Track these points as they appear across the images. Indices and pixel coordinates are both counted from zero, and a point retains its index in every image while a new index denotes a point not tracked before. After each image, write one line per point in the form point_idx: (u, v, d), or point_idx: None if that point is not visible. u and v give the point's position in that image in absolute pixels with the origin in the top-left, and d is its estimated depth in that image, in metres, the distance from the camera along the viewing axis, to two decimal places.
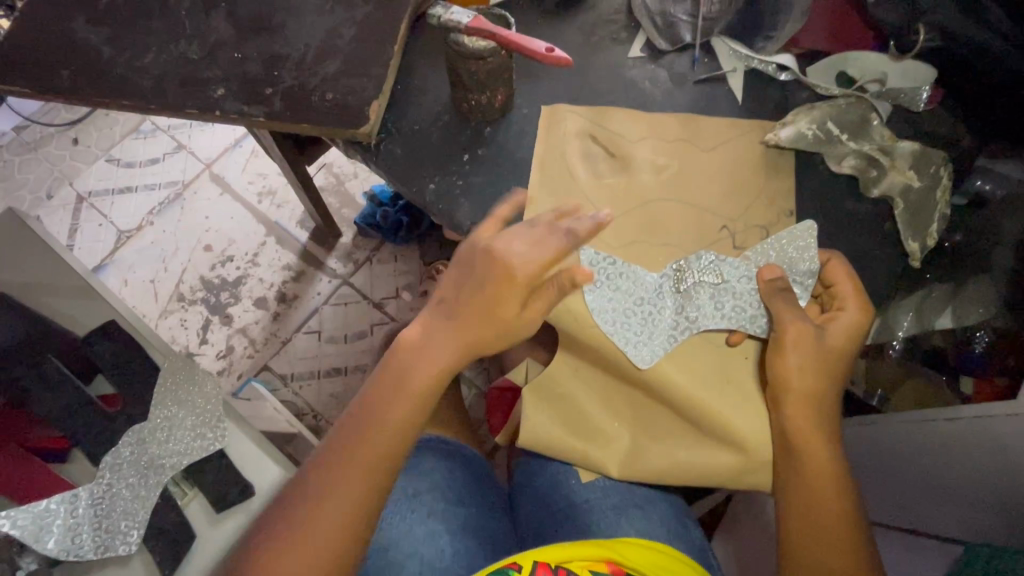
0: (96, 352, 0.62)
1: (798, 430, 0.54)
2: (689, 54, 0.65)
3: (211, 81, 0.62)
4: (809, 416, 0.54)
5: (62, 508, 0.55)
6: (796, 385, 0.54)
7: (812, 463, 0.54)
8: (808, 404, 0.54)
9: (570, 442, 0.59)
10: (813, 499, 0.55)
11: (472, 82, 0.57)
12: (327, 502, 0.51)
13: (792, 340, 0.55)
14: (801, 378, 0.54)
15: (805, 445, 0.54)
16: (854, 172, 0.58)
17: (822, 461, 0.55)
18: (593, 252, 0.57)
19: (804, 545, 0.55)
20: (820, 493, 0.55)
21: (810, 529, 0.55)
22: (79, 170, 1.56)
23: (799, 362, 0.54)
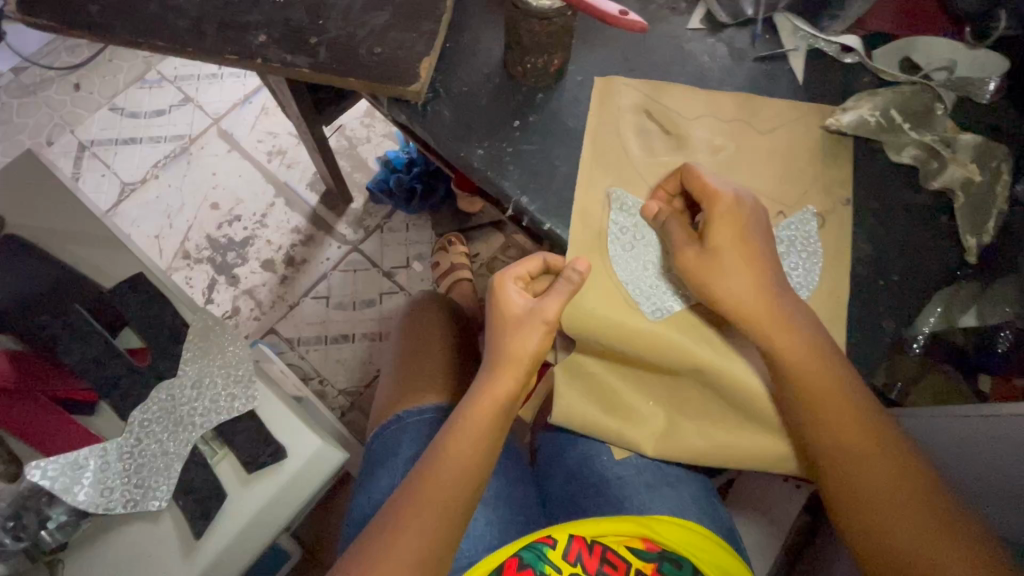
0: (126, 305, 0.61)
1: (783, 359, 0.51)
2: (751, 29, 0.63)
3: (251, 26, 0.58)
4: (792, 346, 0.51)
5: (93, 461, 0.55)
6: (764, 319, 0.52)
7: (810, 388, 0.51)
8: (783, 335, 0.51)
9: (602, 420, 0.59)
10: (831, 425, 0.50)
11: (531, 44, 0.55)
12: (409, 525, 0.50)
13: (728, 262, 0.52)
14: (766, 313, 0.52)
15: (800, 375, 0.51)
16: (914, 162, 0.57)
17: (827, 385, 0.51)
18: (626, 198, 0.57)
19: (838, 477, 0.50)
20: (835, 418, 0.50)
21: (841, 456, 0.50)
22: (82, 117, 1.50)
23: (759, 295, 0.52)
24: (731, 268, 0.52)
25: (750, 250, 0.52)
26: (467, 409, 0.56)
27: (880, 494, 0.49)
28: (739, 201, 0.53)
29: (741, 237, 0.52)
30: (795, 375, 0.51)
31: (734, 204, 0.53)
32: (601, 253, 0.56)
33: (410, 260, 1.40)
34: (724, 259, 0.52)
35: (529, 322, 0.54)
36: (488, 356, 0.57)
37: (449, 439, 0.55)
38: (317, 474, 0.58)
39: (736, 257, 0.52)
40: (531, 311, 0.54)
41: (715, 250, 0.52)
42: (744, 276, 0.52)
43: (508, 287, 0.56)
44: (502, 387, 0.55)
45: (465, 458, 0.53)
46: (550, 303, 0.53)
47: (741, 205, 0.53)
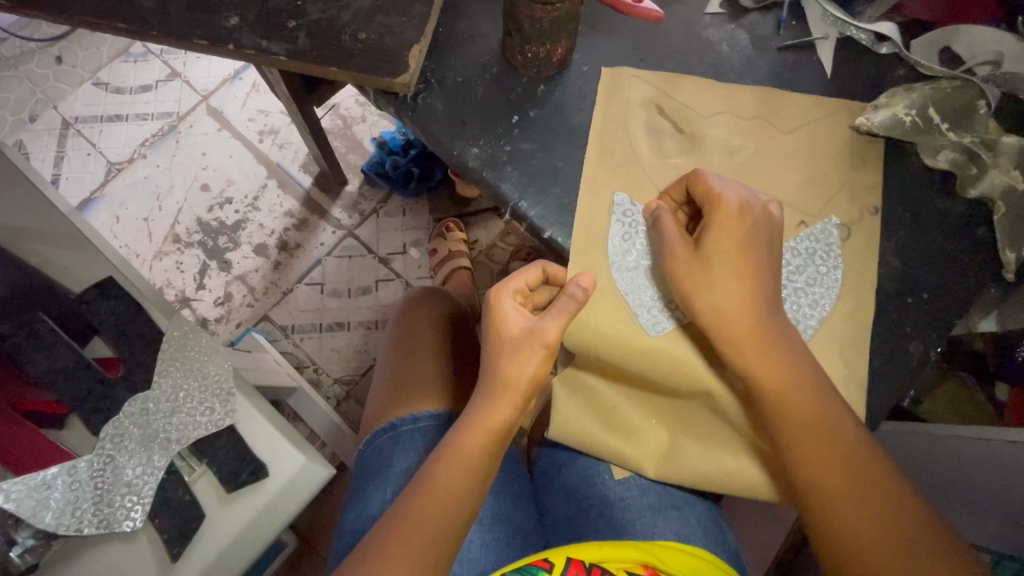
0: (95, 312, 0.57)
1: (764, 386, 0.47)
2: (776, 15, 0.57)
3: (224, 7, 0.53)
4: (778, 374, 0.47)
5: (61, 481, 0.51)
6: (753, 342, 0.47)
7: (791, 417, 0.47)
8: (767, 361, 0.47)
9: (602, 439, 0.55)
10: (810, 456, 0.46)
11: (532, 31, 0.49)
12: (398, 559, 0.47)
13: (718, 275, 0.47)
14: (757, 338, 0.47)
15: (781, 403, 0.47)
16: (950, 167, 0.51)
17: (807, 413, 0.47)
18: (627, 202, 0.52)
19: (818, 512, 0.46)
20: (815, 452, 0.46)
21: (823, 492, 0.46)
22: (64, 92, 1.43)
23: (749, 316, 0.47)
24: (720, 282, 0.47)
25: (738, 264, 0.47)
26: (460, 434, 0.52)
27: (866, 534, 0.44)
28: (745, 211, 0.47)
29: (731, 250, 0.47)
30: (778, 402, 0.47)
31: (727, 216, 0.47)
32: (606, 266, 0.51)
33: (406, 247, 1.35)
34: (710, 272, 0.47)
35: (528, 342, 0.50)
36: (482, 376, 0.53)
37: (437, 467, 0.51)
38: (301, 494, 0.56)
39: (723, 273, 0.47)
40: (530, 330, 0.50)
41: (705, 261, 0.47)
42: (733, 294, 0.47)
43: (504, 302, 0.52)
44: (497, 412, 0.51)
45: (458, 486, 0.50)
46: (548, 326, 0.49)
47: (748, 217, 0.47)
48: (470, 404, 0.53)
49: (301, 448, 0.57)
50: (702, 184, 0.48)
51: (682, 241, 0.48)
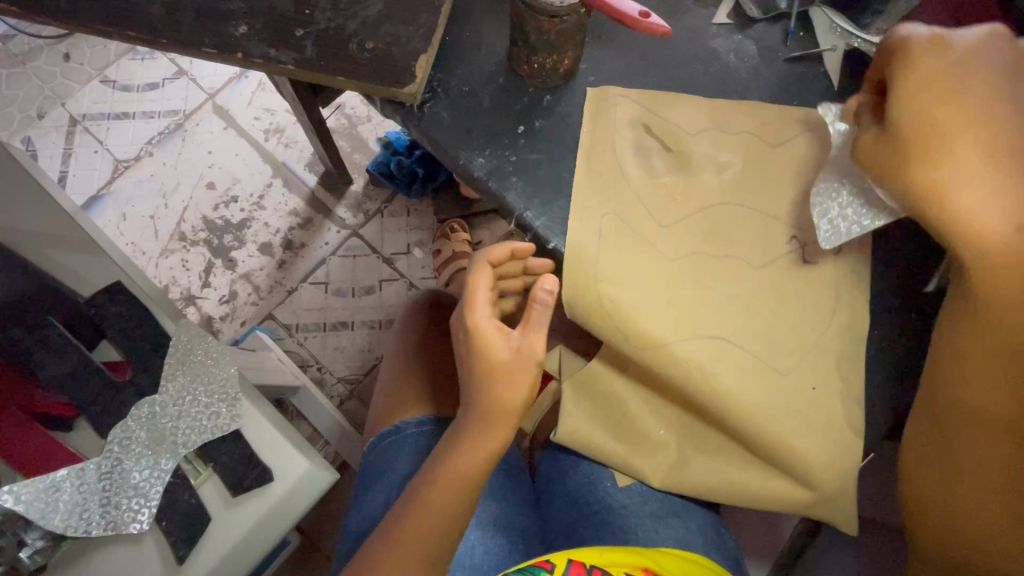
0: (103, 316, 0.57)
1: (986, 344, 0.40)
2: (783, 26, 0.57)
3: (233, 15, 0.53)
4: (1020, 337, 0.39)
5: (70, 482, 0.52)
6: (998, 281, 0.38)
7: (983, 397, 0.41)
8: (1002, 311, 0.39)
9: (612, 448, 0.56)
10: (983, 446, 0.42)
11: (538, 42, 0.49)
12: None
13: (963, 169, 0.38)
14: (1003, 204, 0.38)
15: (998, 360, 0.40)
16: None
17: (1022, 396, 0.39)
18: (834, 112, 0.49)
19: (945, 491, 0.44)
20: (1008, 382, 0.40)
21: (965, 477, 0.43)
22: (72, 90, 1.44)
23: (991, 236, 0.38)
24: (962, 168, 0.38)
25: (981, 166, 0.38)
26: (455, 446, 0.53)
27: (985, 524, 0.43)
28: (952, 58, 0.40)
29: (970, 151, 0.38)
30: (1010, 374, 0.39)
31: (967, 119, 0.38)
32: (607, 285, 0.50)
33: (410, 247, 1.35)
34: (943, 169, 0.39)
35: (507, 360, 0.51)
36: (468, 390, 0.54)
37: (436, 479, 0.53)
38: (305, 498, 0.56)
39: (960, 164, 0.38)
40: (507, 347, 0.51)
41: (946, 146, 0.38)
42: (973, 204, 0.38)
43: (482, 322, 0.51)
44: (487, 427, 0.53)
45: (456, 492, 0.53)
46: (536, 341, 0.51)
47: (948, 66, 0.40)
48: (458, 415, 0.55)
49: (305, 453, 0.57)
50: (916, 64, 0.40)
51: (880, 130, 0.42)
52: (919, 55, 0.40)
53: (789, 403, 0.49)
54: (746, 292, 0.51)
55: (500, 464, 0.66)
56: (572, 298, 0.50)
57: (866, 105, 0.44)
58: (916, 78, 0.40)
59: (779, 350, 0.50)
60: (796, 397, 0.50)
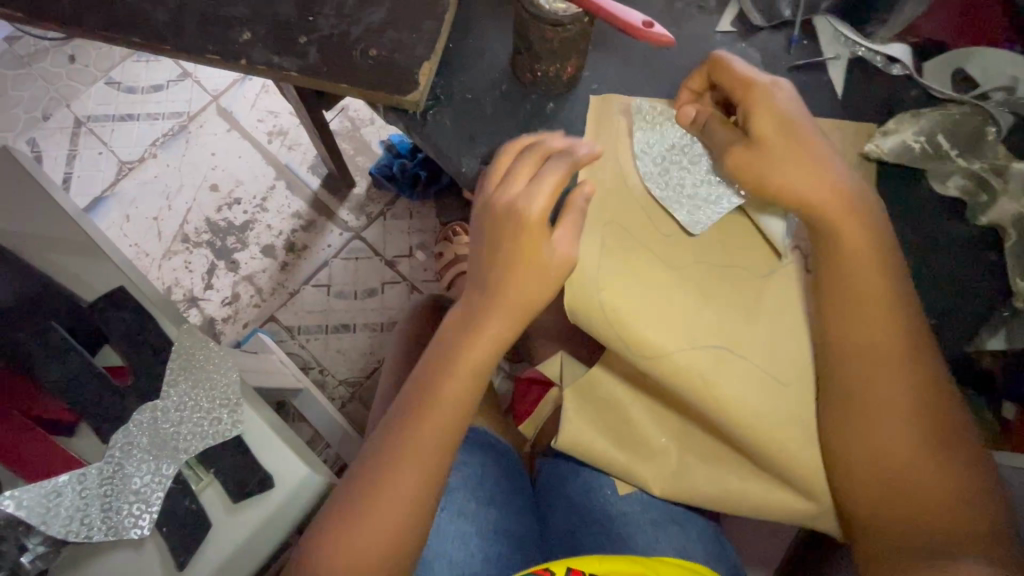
0: (105, 321, 0.57)
1: (844, 305, 0.49)
2: (787, 34, 0.57)
3: (236, 21, 0.53)
4: (876, 288, 0.48)
5: (71, 487, 0.52)
6: (857, 256, 0.49)
7: (861, 344, 0.49)
8: (861, 275, 0.49)
9: (611, 455, 0.56)
10: (873, 387, 0.49)
11: (541, 49, 0.49)
12: None
13: (799, 177, 0.48)
14: (836, 195, 0.48)
15: (853, 316, 0.49)
16: (960, 194, 0.52)
17: (885, 337, 0.49)
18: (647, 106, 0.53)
19: (850, 437, 0.49)
20: (862, 322, 0.49)
21: (865, 420, 0.48)
22: (77, 91, 1.44)
23: (847, 219, 0.48)
24: (810, 172, 0.48)
25: (827, 175, 0.48)
26: (407, 441, 0.52)
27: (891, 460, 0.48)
28: (777, 87, 0.49)
29: (817, 172, 0.48)
30: (866, 328, 0.49)
31: (817, 139, 0.49)
32: (612, 293, 0.50)
33: (413, 249, 1.35)
34: (792, 171, 0.48)
35: (555, 266, 0.49)
36: (426, 383, 0.53)
37: (399, 458, 0.52)
38: (306, 504, 0.56)
39: (807, 174, 0.48)
40: (545, 255, 0.49)
41: (782, 152, 0.48)
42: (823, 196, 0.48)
43: (523, 199, 0.49)
44: (445, 417, 0.52)
45: (416, 486, 0.51)
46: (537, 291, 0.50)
47: (779, 93, 0.49)
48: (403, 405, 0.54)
49: (306, 459, 0.57)
50: (756, 99, 0.49)
51: (739, 143, 0.49)
52: (758, 92, 0.49)
53: (792, 411, 0.49)
54: (750, 302, 0.51)
55: (501, 471, 0.66)
56: (574, 306, 0.50)
57: (712, 116, 0.51)
58: (766, 99, 0.49)
59: (782, 361, 0.50)
60: (799, 407, 0.50)
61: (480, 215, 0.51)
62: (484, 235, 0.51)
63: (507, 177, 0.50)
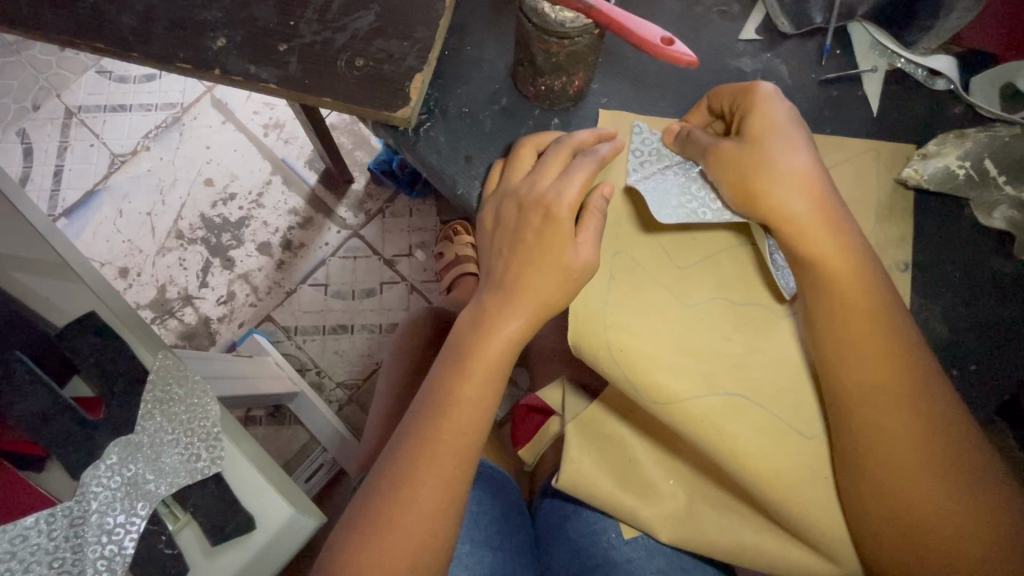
0: (75, 350, 0.54)
1: (831, 347, 0.44)
2: (818, 42, 0.51)
3: (211, 26, 0.48)
4: (863, 322, 0.43)
5: (36, 530, 0.49)
6: (845, 288, 0.43)
7: (859, 379, 0.43)
8: (853, 314, 0.43)
9: (616, 498, 0.51)
10: (871, 432, 0.43)
11: (545, 65, 0.44)
12: None
13: (793, 179, 0.43)
14: (822, 217, 0.43)
15: (845, 356, 0.43)
16: (1008, 227, 0.47)
17: (880, 378, 0.43)
18: (646, 133, 0.49)
19: (862, 487, 0.43)
20: (857, 352, 0.43)
21: (875, 467, 0.43)
22: (68, 80, 1.34)
23: (840, 245, 0.43)
24: (789, 183, 0.43)
25: (814, 198, 0.43)
26: (399, 478, 0.46)
27: (907, 508, 0.42)
28: (777, 95, 0.44)
29: (807, 190, 0.43)
30: (858, 369, 0.43)
31: (810, 158, 0.43)
32: (620, 328, 0.46)
33: (412, 249, 1.26)
34: (783, 194, 0.43)
35: (575, 266, 0.44)
36: (416, 427, 0.47)
37: (397, 492, 0.46)
38: (288, 546, 0.53)
39: (794, 188, 0.43)
40: (564, 254, 0.44)
41: (774, 154, 0.43)
42: (819, 226, 0.43)
43: (556, 190, 0.45)
44: (442, 461, 0.46)
45: (416, 541, 0.45)
46: (552, 304, 0.45)
47: (777, 101, 0.44)
48: (390, 453, 0.47)
49: (289, 499, 0.54)
50: (760, 103, 0.44)
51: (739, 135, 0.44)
52: (766, 98, 0.44)
53: (812, 461, 0.45)
54: (770, 347, 0.46)
55: (497, 506, 0.63)
56: (580, 341, 0.46)
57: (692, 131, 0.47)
58: (765, 107, 0.44)
59: (806, 413, 0.46)
60: (819, 461, 0.45)
61: (484, 228, 0.48)
62: (500, 228, 0.47)
63: (522, 173, 0.47)
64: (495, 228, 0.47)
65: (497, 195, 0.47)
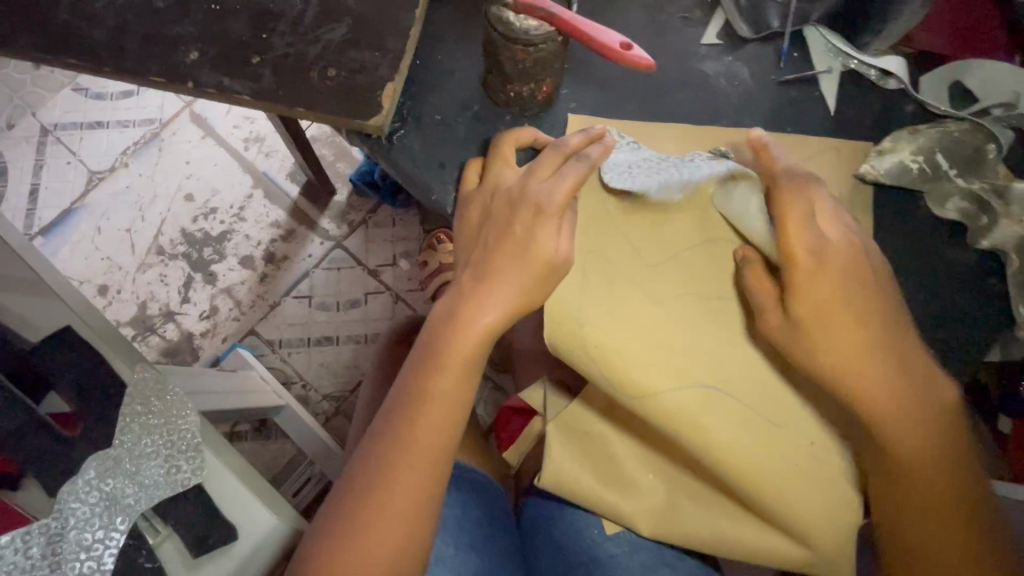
0: (51, 366, 0.53)
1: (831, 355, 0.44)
2: (776, 46, 0.53)
3: (184, 40, 0.49)
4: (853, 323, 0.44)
5: (12, 547, 0.48)
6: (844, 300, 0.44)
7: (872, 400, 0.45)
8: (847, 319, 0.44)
9: (597, 494, 0.52)
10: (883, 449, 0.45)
11: (513, 71, 0.46)
12: None
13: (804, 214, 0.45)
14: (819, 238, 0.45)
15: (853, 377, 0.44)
16: (960, 218, 0.49)
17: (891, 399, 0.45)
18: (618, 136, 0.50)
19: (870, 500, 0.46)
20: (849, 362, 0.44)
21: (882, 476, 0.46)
22: (43, 98, 1.33)
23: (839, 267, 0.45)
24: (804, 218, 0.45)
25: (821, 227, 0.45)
26: (379, 481, 0.46)
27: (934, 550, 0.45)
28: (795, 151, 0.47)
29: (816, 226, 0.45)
30: (891, 443, 0.45)
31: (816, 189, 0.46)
32: (592, 325, 0.46)
33: (396, 258, 1.26)
34: (827, 284, 0.44)
35: (546, 265, 0.46)
36: (391, 428, 0.47)
37: (375, 494, 0.46)
38: (271, 555, 0.53)
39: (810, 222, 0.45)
40: (536, 252, 0.46)
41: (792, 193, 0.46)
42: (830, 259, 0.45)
43: (536, 191, 0.46)
44: (420, 461, 0.47)
45: (396, 541, 0.46)
46: (524, 300, 0.46)
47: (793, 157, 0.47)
48: (365, 455, 0.48)
49: (271, 507, 0.54)
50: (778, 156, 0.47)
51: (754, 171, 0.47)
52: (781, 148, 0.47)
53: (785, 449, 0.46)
54: (740, 340, 0.48)
55: (482, 509, 0.63)
56: (555, 339, 0.47)
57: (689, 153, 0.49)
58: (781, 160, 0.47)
59: (776, 401, 0.47)
60: (793, 451, 0.46)
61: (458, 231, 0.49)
62: (474, 230, 0.48)
63: (492, 175, 0.48)
64: (469, 229, 0.48)
65: (469, 198, 0.48)
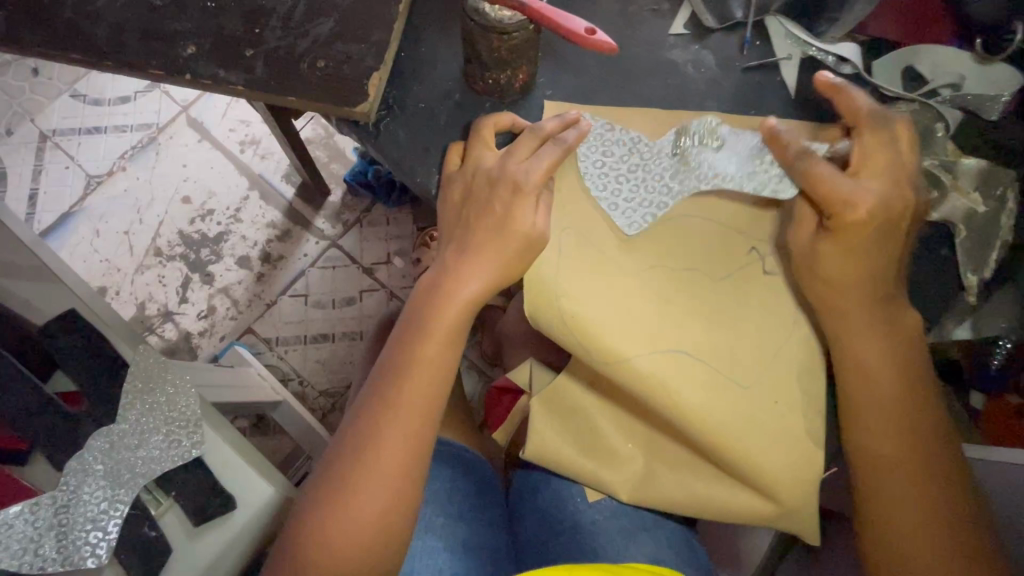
0: (55, 347, 0.56)
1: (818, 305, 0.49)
2: (740, 35, 0.57)
3: (181, 36, 0.52)
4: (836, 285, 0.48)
5: (22, 518, 0.51)
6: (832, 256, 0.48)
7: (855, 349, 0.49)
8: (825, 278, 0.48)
9: (578, 462, 0.55)
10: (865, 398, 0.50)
11: (490, 60, 0.49)
12: None
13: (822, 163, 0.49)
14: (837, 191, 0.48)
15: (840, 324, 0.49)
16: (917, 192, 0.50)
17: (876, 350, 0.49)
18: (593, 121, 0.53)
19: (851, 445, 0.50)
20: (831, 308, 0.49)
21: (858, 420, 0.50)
22: (42, 104, 1.36)
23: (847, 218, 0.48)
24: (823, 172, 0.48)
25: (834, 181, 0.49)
26: (369, 445, 0.49)
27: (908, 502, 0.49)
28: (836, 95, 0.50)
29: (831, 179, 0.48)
30: (869, 392, 0.50)
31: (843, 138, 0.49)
32: (569, 297, 0.49)
33: (390, 256, 1.29)
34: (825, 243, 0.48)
35: (524, 239, 0.49)
36: (378, 395, 0.50)
37: (365, 458, 0.49)
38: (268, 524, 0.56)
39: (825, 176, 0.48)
40: (514, 228, 0.49)
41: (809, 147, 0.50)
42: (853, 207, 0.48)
43: (513, 170, 0.49)
44: (407, 426, 0.49)
45: (385, 501, 0.48)
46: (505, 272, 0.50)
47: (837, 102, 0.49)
48: (354, 423, 0.50)
49: (268, 479, 0.57)
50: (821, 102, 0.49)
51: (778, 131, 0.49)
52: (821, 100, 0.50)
53: (751, 408, 0.49)
54: (708, 306, 0.51)
55: (471, 483, 0.66)
56: (536, 311, 0.50)
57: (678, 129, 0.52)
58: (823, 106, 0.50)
59: (741, 364, 0.50)
60: (759, 410, 0.49)
61: (442, 210, 0.52)
62: (457, 209, 0.51)
63: (472, 157, 0.51)
64: (452, 209, 0.51)
65: (452, 179, 0.51)
